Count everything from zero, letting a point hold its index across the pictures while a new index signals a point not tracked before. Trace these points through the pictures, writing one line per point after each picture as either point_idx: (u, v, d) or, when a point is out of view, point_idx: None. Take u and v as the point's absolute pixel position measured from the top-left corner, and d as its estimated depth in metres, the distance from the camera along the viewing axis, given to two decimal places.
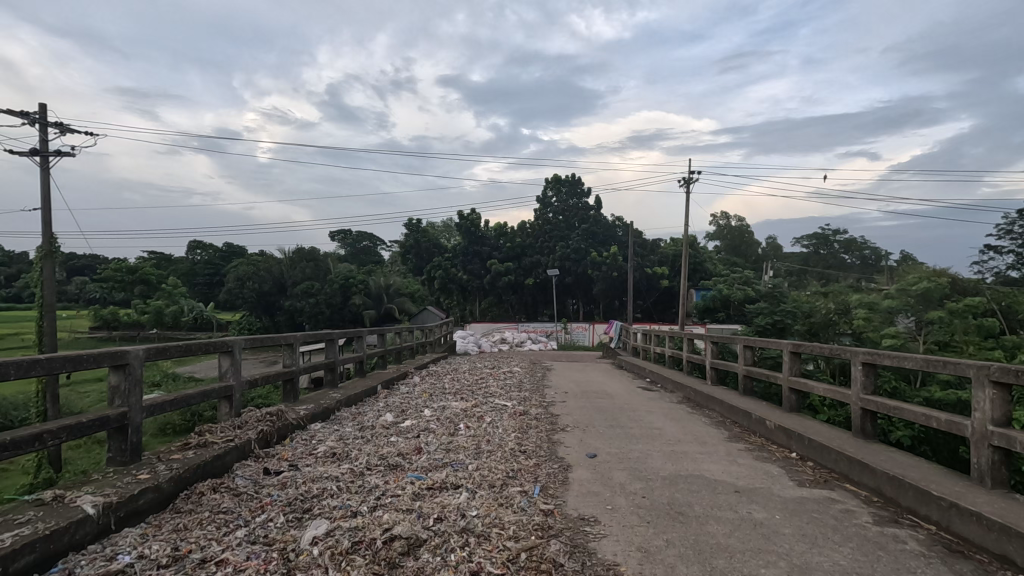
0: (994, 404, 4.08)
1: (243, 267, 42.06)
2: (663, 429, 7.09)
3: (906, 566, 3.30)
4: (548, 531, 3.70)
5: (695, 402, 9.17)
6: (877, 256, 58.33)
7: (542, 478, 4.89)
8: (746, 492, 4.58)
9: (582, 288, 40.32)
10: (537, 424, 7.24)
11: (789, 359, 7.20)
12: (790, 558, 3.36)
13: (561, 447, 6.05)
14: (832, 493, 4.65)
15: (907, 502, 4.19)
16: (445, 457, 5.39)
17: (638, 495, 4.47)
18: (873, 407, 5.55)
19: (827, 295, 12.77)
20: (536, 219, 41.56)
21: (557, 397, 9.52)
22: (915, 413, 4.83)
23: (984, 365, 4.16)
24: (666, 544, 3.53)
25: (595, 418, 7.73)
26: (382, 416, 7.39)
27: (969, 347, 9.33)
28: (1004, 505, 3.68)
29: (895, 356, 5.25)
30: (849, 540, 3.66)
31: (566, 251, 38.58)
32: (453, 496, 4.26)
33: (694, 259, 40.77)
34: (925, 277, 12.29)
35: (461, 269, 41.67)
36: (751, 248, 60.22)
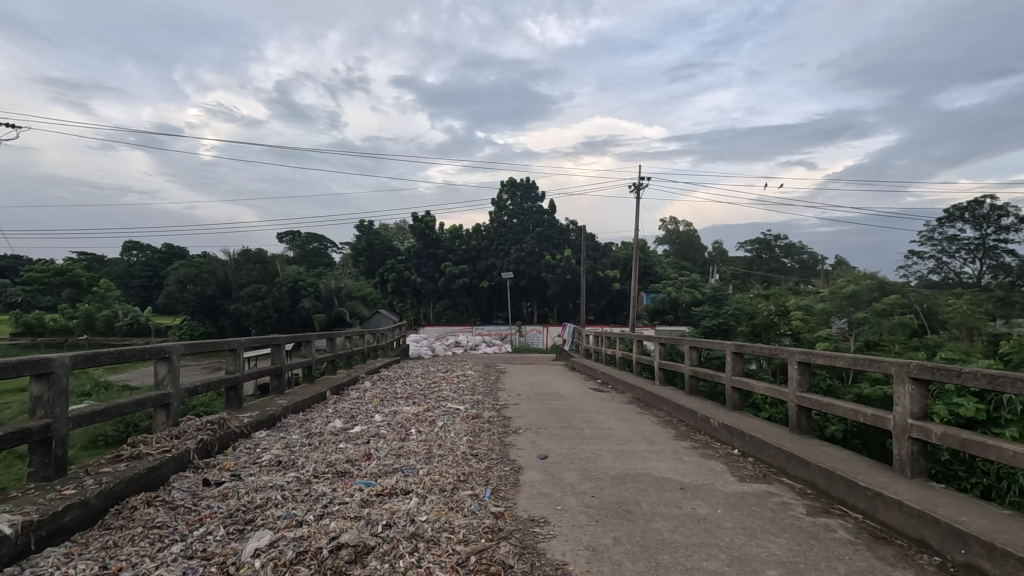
0: (913, 399, 4.38)
1: (184, 269, 40.30)
2: (613, 429, 7.21)
3: (836, 554, 3.49)
4: (498, 533, 3.72)
5: (644, 402, 9.42)
6: (814, 261, 61.75)
7: (493, 480, 4.91)
8: (690, 489, 4.74)
9: (537, 291, 40.66)
10: (489, 427, 7.24)
11: (731, 359, 7.50)
12: (730, 550, 3.49)
13: (512, 449, 6.08)
14: (770, 486, 4.87)
15: (838, 492, 4.44)
16: (396, 462, 5.32)
17: (587, 495, 4.54)
18: (808, 404, 5.85)
19: (767, 297, 13.41)
20: (491, 222, 41.73)
21: (510, 400, 9.56)
22: (846, 409, 5.15)
23: (904, 362, 4.47)
24: (613, 541, 3.61)
25: (547, 420, 7.80)
26: (331, 423, 7.21)
27: (896, 345, 9.95)
28: (923, 493, 3.96)
29: (828, 355, 5.56)
30: (785, 531, 3.84)
31: (521, 254, 38.81)
32: (403, 501, 4.22)
33: (644, 262, 41.84)
34: (855, 280, 13.09)
35: (414, 272, 41.34)
36: (698, 253, 62.42)
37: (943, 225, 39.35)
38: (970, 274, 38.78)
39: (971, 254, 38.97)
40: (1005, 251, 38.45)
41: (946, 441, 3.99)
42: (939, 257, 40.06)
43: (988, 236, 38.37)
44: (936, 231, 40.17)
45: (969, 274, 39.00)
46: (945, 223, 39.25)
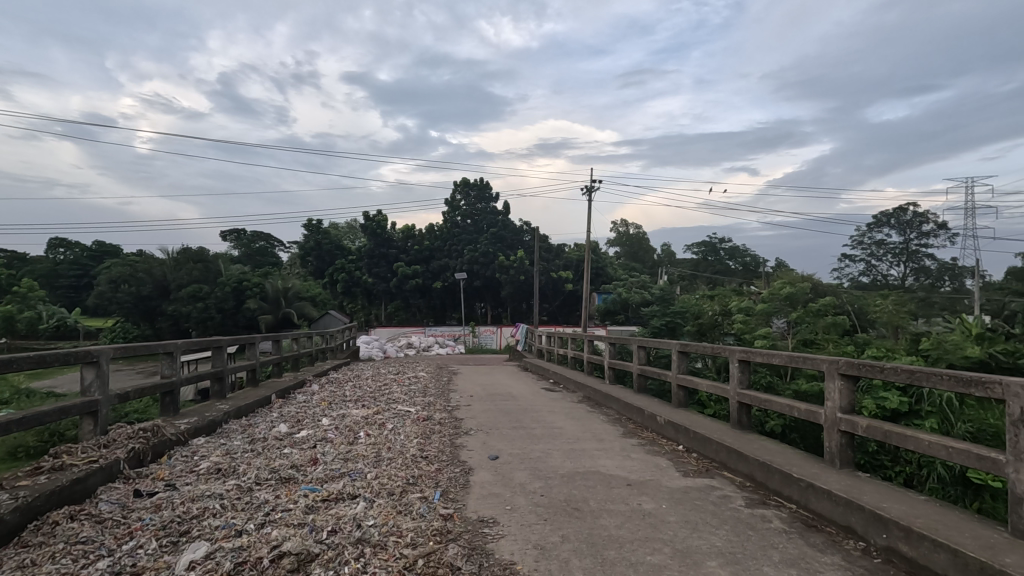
0: (842, 394, 4.65)
1: (118, 267, 38.20)
2: (563, 428, 7.29)
3: (771, 543, 3.66)
4: (446, 535, 3.69)
5: (594, 401, 9.57)
6: (755, 263, 64.60)
7: (443, 482, 4.87)
8: (636, 485, 4.85)
9: (490, 292, 40.71)
10: (440, 428, 7.18)
11: (677, 358, 7.73)
12: (674, 544, 3.60)
13: (463, 451, 6.06)
14: (712, 480, 5.06)
15: (774, 485, 4.65)
16: (343, 466, 5.20)
17: (537, 494, 4.58)
18: (748, 400, 6.12)
19: (712, 298, 13.90)
20: (445, 222, 41.47)
21: (462, 401, 9.54)
22: (782, 405, 5.42)
23: (834, 359, 4.74)
24: (561, 539, 3.65)
25: (498, 421, 7.81)
26: (275, 427, 6.96)
27: (829, 343, 10.47)
28: (850, 482, 4.20)
29: (765, 353, 5.83)
30: (725, 523, 3.99)
31: (474, 255, 38.73)
32: (349, 506, 4.13)
33: (596, 264, 42.56)
34: (792, 281, 13.78)
35: (366, 272, 40.65)
36: (648, 255, 64.14)
37: (871, 231, 41.97)
38: (896, 277, 41.52)
39: (896, 257, 41.71)
40: (926, 255, 41.42)
41: (872, 434, 4.26)
42: (868, 261, 42.67)
43: (912, 241, 41.18)
44: (865, 236, 42.79)
45: (894, 276, 41.74)
46: (873, 229, 41.87)
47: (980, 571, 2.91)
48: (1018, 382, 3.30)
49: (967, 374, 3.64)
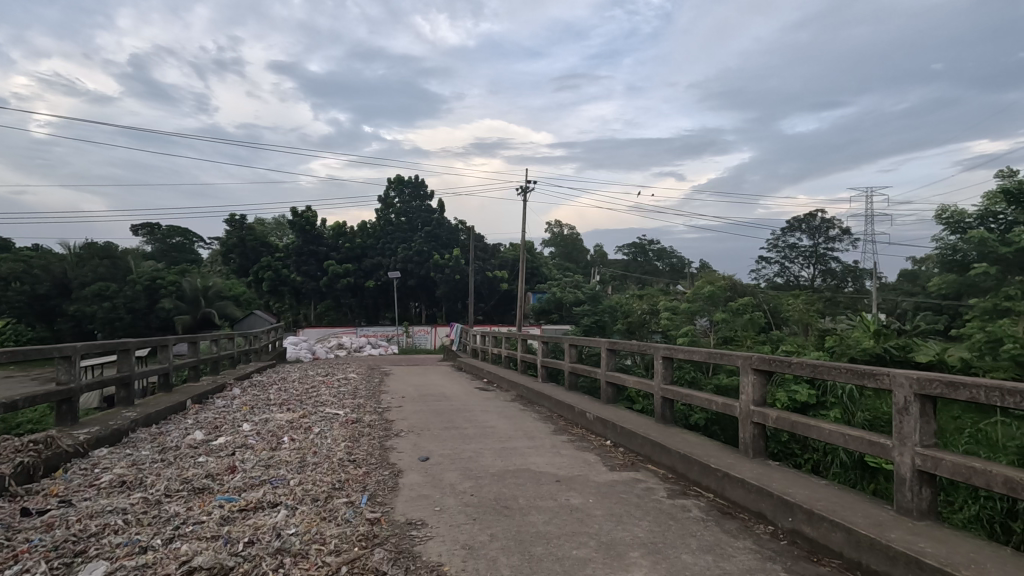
0: (755, 387, 4.96)
1: (9, 264, 34.52)
2: (495, 427, 7.31)
3: (689, 531, 3.83)
4: (372, 540, 3.60)
5: (526, 400, 9.67)
6: (682, 264, 67.69)
7: (371, 486, 4.75)
8: (565, 481, 4.94)
9: (425, 290, 40.22)
10: (370, 431, 7.01)
11: (606, 355, 7.96)
12: (599, 537, 3.70)
13: (392, 452, 5.95)
14: (637, 474, 5.24)
15: (693, 475, 4.88)
16: (264, 474, 4.95)
17: (467, 494, 4.57)
18: (671, 395, 6.40)
19: (641, 298, 14.39)
20: (378, 220, 40.53)
21: (393, 402, 9.36)
22: (702, 399, 5.72)
23: (748, 355, 5.05)
24: (490, 538, 3.66)
25: (430, 421, 7.72)
26: (189, 435, 6.53)
27: (747, 339, 11.09)
28: (761, 470, 4.49)
29: (687, 350, 6.11)
30: (648, 514, 4.14)
31: (408, 253, 38.14)
32: (269, 515, 3.94)
33: (531, 264, 43.03)
34: (714, 281, 14.52)
35: (294, 271, 39.04)
36: (581, 255, 65.66)
37: (785, 235, 45.09)
38: (806, 278, 44.78)
39: (807, 260, 44.95)
40: (832, 258, 44.93)
41: (780, 425, 4.58)
42: (782, 262, 45.74)
43: (820, 244, 44.50)
44: (780, 240, 45.84)
45: (805, 277, 44.98)
46: (787, 233, 44.99)
47: (870, 547, 3.18)
48: (903, 373, 3.62)
49: (862, 367, 3.98)
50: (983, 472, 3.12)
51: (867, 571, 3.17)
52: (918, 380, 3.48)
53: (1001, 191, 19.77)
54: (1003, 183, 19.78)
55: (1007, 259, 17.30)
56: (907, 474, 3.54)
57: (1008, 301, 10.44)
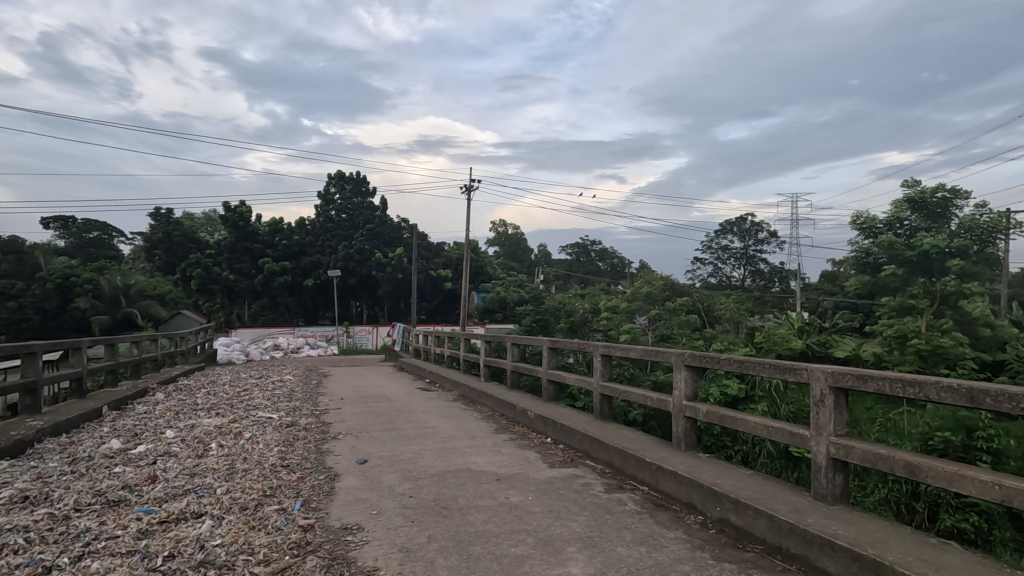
0: (686, 383, 5.16)
1: None
2: (436, 428, 7.24)
3: (624, 525, 3.93)
4: (305, 547, 3.48)
5: (469, 399, 9.63)
6: (622, 264, 69.59)
7: (305, 491, 4.59)
8: (505, 479, 4.96)
9: (366, 289, 39.33)
10: (305, 435, 6.76)
11: (547, 354, 8.06)
12: (537, 534, 3.73)
13: (329, 456, 5.77)
14: (576, 469, 5.34)
15: (629, 469, 5.02)
16: (187, 483, 4.68)
17: (405, 495, 4.50)
18: (609, 392, 6.57)
19: (582, 297, 14.65)
20: (317, 217, 39.24)
21: (331, 404, 9.09)
22: (638, 395, 5.91)
23: (681, 352, 5.25)
24: (428, 540, 3.62)
25: (370, 423, 7.55)
26: (105, 444, 6.09)
27: (682, 337, 11.51)
28: (692, 463, 4.66)
29: (624, 348, 6.29)
30: (585, 510, 4.22)
31: (349, 251, 37.18)
32: (193, 526, 3.73)
33: (475, 263, 42.98)
34: (651, 281, 15.01)
35: (226, 268, 37.19)
36: (525, 254, 66.16)
37: (718, 238, 47.22)
38: (737, 278, 47.11)
39: (737, 261, 47.27)
40: (760, 259, 47.45)
41: (711, 418, 4.79)
42: (715, 263, 47.88)
43: (750, 247, 46.93)
44: (713, 242, 48.00)
45: (736, 277, 47.29)
46: (720, 235, 47.14)
47: (790, 532, 3.37)
48: (819, 367, 3.87)
49: (782, 362, 4.22)
50: (887, 458, 3.38)
51: (786, 554, 3.36)
52: (832, 374, 3.73)
53: (907, 199, 21.52)
54: (909, 192, 21.53)
55: (912, 261, 18.86)
56: (822, 463, 3.78)
57: (913, 301, 11.36)
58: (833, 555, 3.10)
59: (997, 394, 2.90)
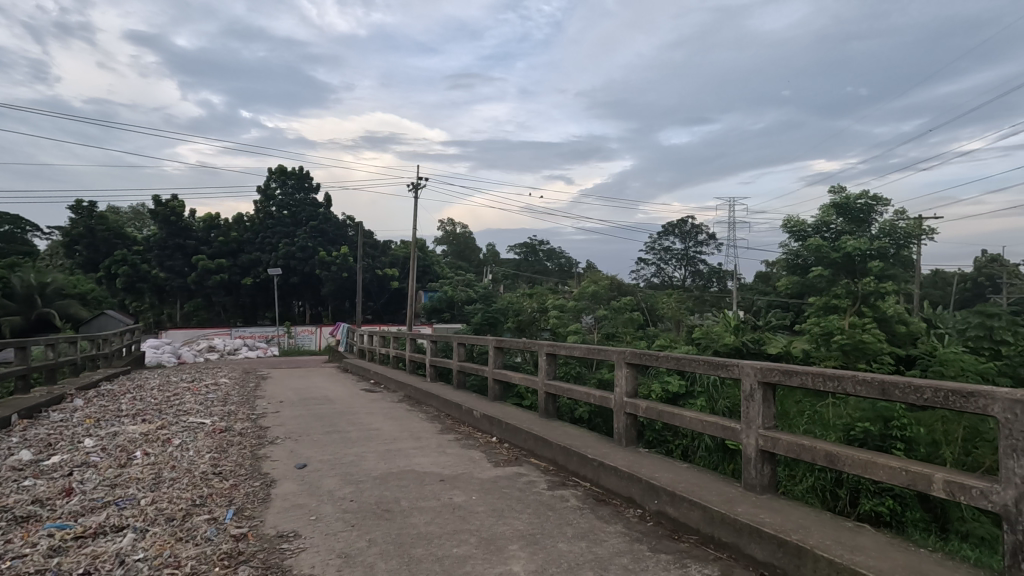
0: (627, 380, 5.29)
1: None
2: (380, 429, 7.12)
3: (567, 521, 3.98)
4: (237, 557, 3.33)
5: (414, 400, 9.52)
6: (569, 264, 70.77)
7: (238, 500, 4.39)
8: (449, 480, 4.94)
9: (310, 288, 38.15)
10: (240, 440, 6.47)
11: (493, 353, 8.07)
12: (480, 533, 3.73)
13: (265, 461, 5.56)
14: (520, 468, 5.37)
15: (572, 466, 5.11)
16: (108, 495, 4.38)
17: (346, 499, 4.39)
18: (554, 389, 6.66)
19: (529, 297, 14.76)
20: (257, 212, 37.71)
21: (269, 408, 8.75)
22: (582, 393, 6.02)
23: (622, 349, 5.38)
24: (368, 544, 3.54)
25: (311, 426, 7.33)
26: (13, 456, 5.61)
27: (626, 335, 11.82)
28: (632, 458, 4.79)
29: (568, 347, 6.37)
30: (528, 507, 4.26)
31: (291, 249, 35.94)
32: (113, 541, 3.51)
33: (422, 262, 42.52)
34: (597, 281, 15.31)
35: (156, 266, 35.14)
36: (474, 254, 66.06)
37: (661, 239, 48.77)
38: (678, 278, 48.79)
39: (679, 262, 49.00)
40: (700, 260, 49.36)
41: (650, 414, 4.94)
42: (658, 264, 49.44)
43: (690, 248, 48.75)
44: (656, 243, 49.52)
45: (677, 278, 48.99)
46: (663, 237, 48.70)
47: (721, 522, 3.52)
48: (749, 363, 4.06)
49: (716, 359, 4.40)
50: (809, 448, 3.59)
51: (718, 543, 3.51)
52: (760, 369, 3.93)
53: (833, 204, 22.95)
54: (835, 199, 22.93)
55: (837, 263, 20.10)
56: (751, 454, 3.97)
57: (837, 300, 12.11)
58: (761, 542, 3.25)
59: (904, 386, 3.12)
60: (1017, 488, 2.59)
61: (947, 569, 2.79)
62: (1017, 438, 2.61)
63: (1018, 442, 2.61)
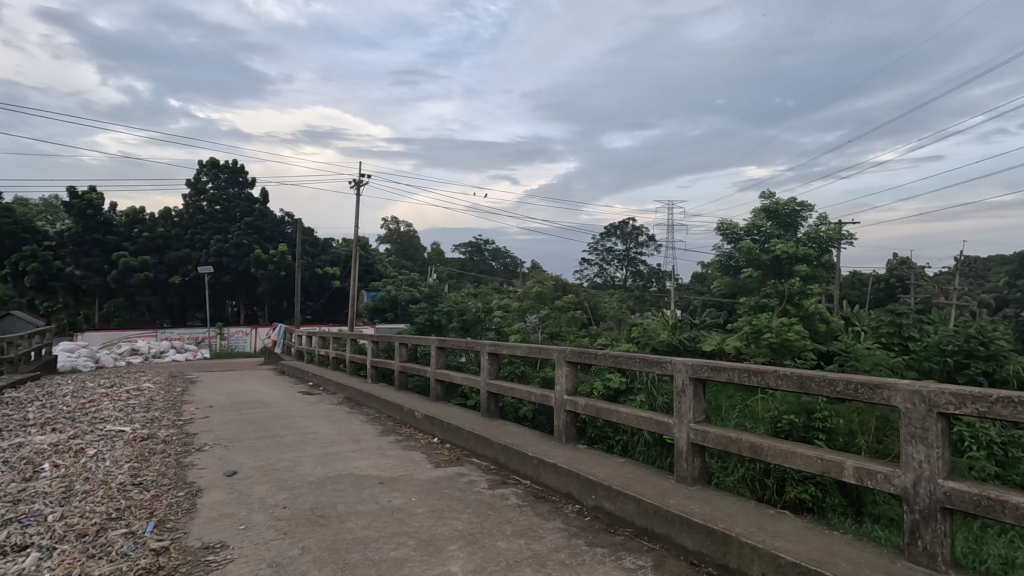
0: (567, 378, 5.37)
1: None
2: (317, 433, 6.90)
3: (506, 519, 4.00)
4: (157, 573, 3.14)
5: (354, 402, 9.30)
6: (514, 264, 71.34)
7: (160, 511, 4.14)
8: (388, 482, 4.85)
9: (244, 287, 36.52)
10: (164, 448, 6.10)
11: (436, 353, 7.99)
12: (419, 535, 3.69)
13: (192, 470, 5.27)
14: (461, 468, 5.35)
15: (512, 464, 5.14)
16: (8, 512, 4.02)
17: (278, 506, 4.23)
18: (496, 389, 6.69)
19: (474, 296, 14.69)
20: (186, 207, 35.68)
21: (198, 413, 8.30)
22: (525, 392, 6.06)
23: (562, 348, 5.46)
24: (301, 551, 3.43)
25: (243, 431, 7.02)
26: None
27: (569, 334, 12.00)
28: (572, 455, 4.86)
29: (509, 346, 6.40)
30: (468, 507, 4.25)
31: (223, 246, 34.25)
32: (13, 562, 3.22)
33: (365, 261, 41.57)
34: (541, 280, 15.46)
35: (71, 263, 32.58)
36: (418, 253, 65.23)
37: (604, 240, 49.89)
38: (620, 278, 50.05)
39: (620, 262, 50.27)
40: (641, 261, 50.82)
41: (588, 411, 5.05)
42: (601, 264, 50.56)
43: (631, 249, 50.14)
44: (599, 243, 50.60)
45: (619, 278, 50.25)
46: (605, 238, 49.83)
47: (654, 514, 3.64)
48: (681, 359, 4.22)
49: (650, 356, 4.53)
50: (735, 440, 3.77)
51: (651, 535, 3.63)
52: (692, 365, 4.09)
53: (763, 209, 24.20)
54: (765, 204, 24.17)
55: (766, 264, 21.18)
56: (683, 448, 4.13)
57: (766, 299, 12.76)
58: (691, 532, 3.38)
59: (821, 380, 3.32)
60: (916, 471, 2.81)
61: (856, 549, 2.99)
62: (916, 426, 2.83)
63: (917, 429, 2.83)
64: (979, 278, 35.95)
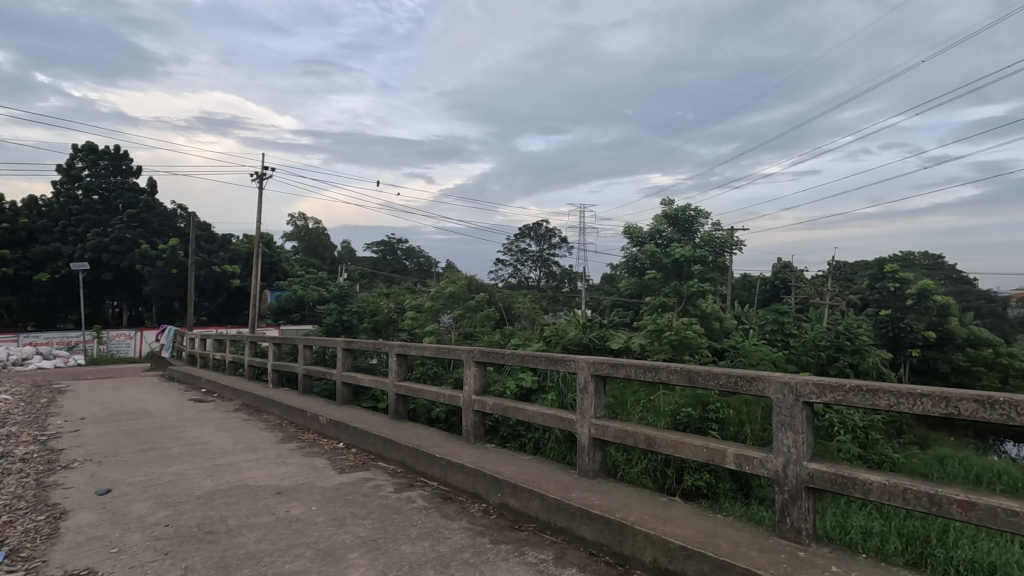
0: (475, 378, 5.38)
1: None
2: (209, 443, 6.41)
3: (411, 521, 3.95)
4: None
5: (253, 408, 8.74)
6: (428, 263, 70.61)
7: (12, 540, 3.65)
8: (287, 492, 4.61)
9: (128, 287, 33.29)
10: (20, 467, 5.38)
11: (342, 355, 7.69)
12: (318, 545, 3.54)
13: (56, 490, 4.70)
14: (366, 473, 5.19)
15: (419, 466, 5.07)
16: None
17: (158, 525, 3.88)
18: (404, 390, 6.57)
19: (386, 296, 14.34)
20: (57, 195, 31.87)
21: (66, 427, 7.42)
22: (434, 393, 6.01)
23: (471, 349, 5.46)
24: (184, 572, 3.18)
25: (121, 445, 6.36)
26: None
27: (481, 334, 12.04)
28: (479, 454, 4.88)
29: (418, 346, 6.31)
30: (372, 512, 4.14)
31: (102, 240, 30.91)
32: None
33: (268, 259, 39.28)
34: (454, 280, 15.38)
35: None
36: (327, 251, 62.65)
37: (518, 241, 50.74)
38: (533, 279, 51.08)
39: (534, 263, 51.32)
40: (553, 262, 52.20)
41: (496, 410, 5.09)
42: (515, 265, 51.40)
43: (545, 250, 51.36)
44: (513, 244, 51.38)
45: (532, 278, 51.25)
46: (519, 239, 50.66)
47: (557, 508, 3.74)
48: (584, 358, 4.36)
49: (555, 355, 4.65)
50: (632, 433, 3.95)
51: (554, 529, 3.73)
52: (593, 363, 4.24)
53: (664, 214, 25.69)
54: (666, 210, 25.68)
55: (668, 268, 22.49)
56: (585, 442, 4.28)
57: (668, 300, 13.55)
58: (590, 523, 3.51)
59: (707, 374, 3.54)
60: (785, 455, 3.10)
61: (735, 529, 3.25)
62: (785, 414, 3.11)
63: (786, 417, 3.12)
64: (846, 280, 40.48)
